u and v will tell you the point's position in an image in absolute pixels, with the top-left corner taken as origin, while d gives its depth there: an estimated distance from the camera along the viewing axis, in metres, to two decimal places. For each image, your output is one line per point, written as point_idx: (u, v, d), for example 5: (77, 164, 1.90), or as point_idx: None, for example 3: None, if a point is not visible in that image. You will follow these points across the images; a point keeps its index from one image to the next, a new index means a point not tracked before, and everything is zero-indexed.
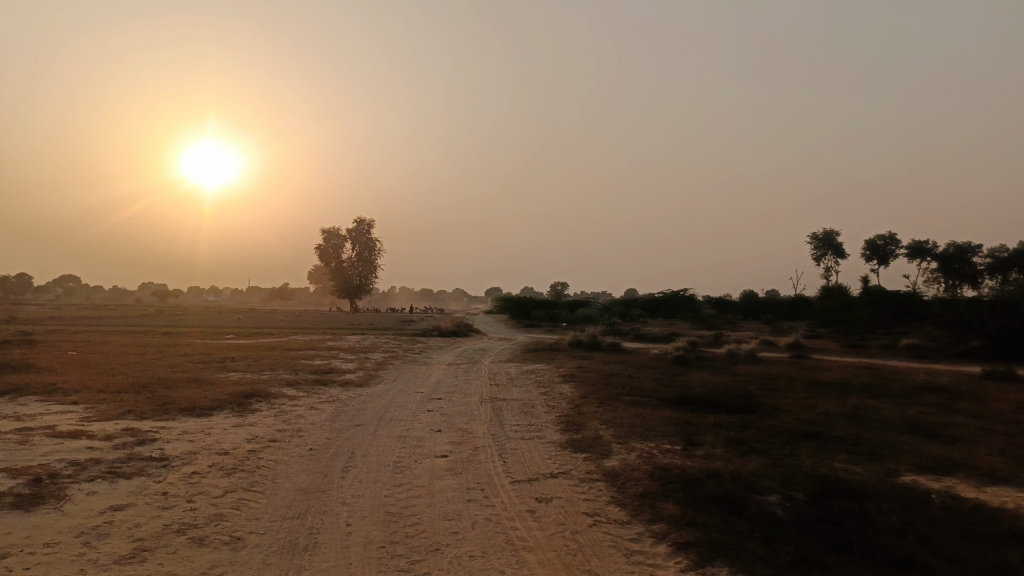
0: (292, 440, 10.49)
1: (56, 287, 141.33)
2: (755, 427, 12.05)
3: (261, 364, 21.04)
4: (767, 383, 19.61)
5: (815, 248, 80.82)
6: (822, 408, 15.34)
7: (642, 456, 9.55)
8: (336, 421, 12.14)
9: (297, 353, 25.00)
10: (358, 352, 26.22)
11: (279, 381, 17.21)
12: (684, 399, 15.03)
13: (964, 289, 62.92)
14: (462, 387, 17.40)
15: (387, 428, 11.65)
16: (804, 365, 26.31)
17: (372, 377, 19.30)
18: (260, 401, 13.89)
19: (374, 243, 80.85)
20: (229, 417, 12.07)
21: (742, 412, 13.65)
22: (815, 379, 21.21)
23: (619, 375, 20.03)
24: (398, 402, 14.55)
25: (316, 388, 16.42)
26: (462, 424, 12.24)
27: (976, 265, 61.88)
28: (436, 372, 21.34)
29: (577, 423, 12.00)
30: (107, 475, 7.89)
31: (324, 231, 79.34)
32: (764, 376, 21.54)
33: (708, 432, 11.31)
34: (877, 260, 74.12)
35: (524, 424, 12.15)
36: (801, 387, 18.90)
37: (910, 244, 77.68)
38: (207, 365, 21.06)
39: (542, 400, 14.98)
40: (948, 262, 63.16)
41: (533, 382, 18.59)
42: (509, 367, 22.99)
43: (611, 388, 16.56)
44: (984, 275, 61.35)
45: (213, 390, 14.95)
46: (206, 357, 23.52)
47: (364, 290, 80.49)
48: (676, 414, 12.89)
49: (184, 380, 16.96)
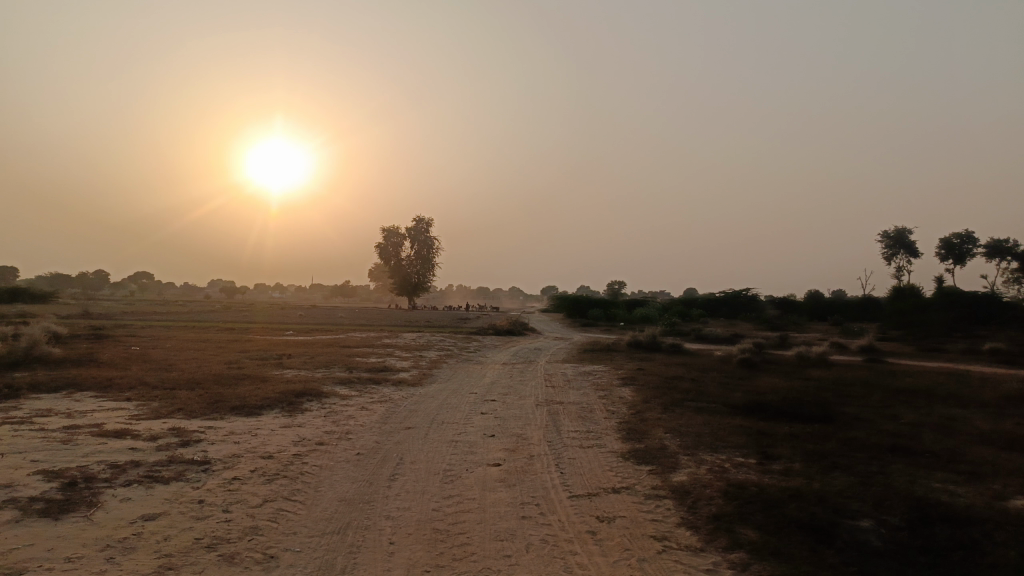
0: (339, 443, 10.02)
1: (131, 283, 147.12)
2: (835, 439, 11.06)
3: (315, 362, 20.87)
4: (843, 389, 18.34)
5: (886, 246, 77.40)
6: (907, 418, 14.13)
7: (713, 471, 8.72)
8: (387, 423, 11.65)
9: (353, 350, 24.80)
10: (413, 351, 25.90)
11: (333, 379, 16.91)
12: (754, 406, 14.06)
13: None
14: (518, 388, 16.77)
15: (438, 432, 11.09)
16: (881, 370, 24.77)
17: (427, 377, 18.84)
18: (311, 401, 13.55)
19: (432, 241, 81.07)
20: (278, 418, 11.73)
21: (819, 421, 12.60)
22: (894, 385, 19.83)
23: (682, 379, 19.08)
24: (452, 404, 14.01)
25: (369, 387, 16.06)
26: (517, 428, 11.59)
27: None
28: (491, 371, 20.78)
29: (640, 431, 11.21)
30: (144, 480, 7.53)
31: (383, 230, 80.03)
32: (839, 382, 20.24)
33: (785, 444, 10.37)
34: (953, 259, 70.46)
35: (582, 431, 11.42)
36: (880, 394, 17.61)
37: (989, 242, 73.60)
38: (264, 362, 20.99)
39: (601, 404, 14.22)
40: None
41: (591, 384, 17.83)
42: (566, 368, 22.28)
43: (676, 393, 15.67)
44: None
45: (265, 388, 14.72)
46: (263, 354, 23.52)
47: (422, 288, 80.72)
48: (747, 423, 11.97)
49: (238, 377, 16.82)
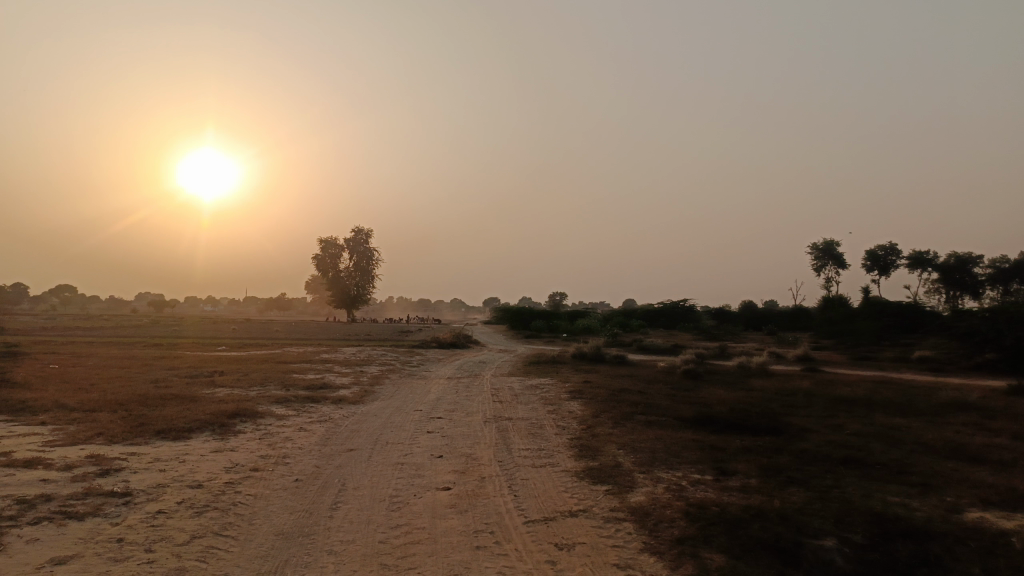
0: (276, 469, 9.37)
1: (53, 296, 140.28)
2: (786, 452, 10.99)
3: (250, 379, 19.92)
4: (786, 400, 18.49)
5: (816, 258, 79.91)
6: (852, 428, 14.26)
7: (670, 490, 8.45)
8: (327, 446, 11.02)
9: (289, 366, 23.86)
10: (353, 365, 25.13)
11: (269, 397, 16.09)
12: (704, 419, 13.95)
13: (967, 299, 62.09)
14: (464, 404, 16.28)
15: (383, 453, 10.56)
16: (819, 379, 25.23)
17: (368, 393, 18.16)
18: (245, 422, 12.78)
19: (372, 253, 79.79)
20: (209, 441, 10.97)
21: (769, 434, 12.56)
22: (833, 394, 20.13)
23: (629, 392, 18.94)
24: (396, 423, 13.44)
25: (307, 406, 15.33)
26: (465, 447, 11.14)
27: (977, 276, 61.07)
28: (435, 387, 20.21)
29: (592, 448, 10.91)
30: (55, 516, 6.79)
31: (321, 241, 78.40)
32: (781, 392, 20.45)
33: (739, 459, 10.22)
34: (878, 270, 73.22)
35: (533, 449, 11.05)
36: (822, 404, 17.82)
37: (910, 254, 76.80)
38: (195, 380, 19.94)
39: (550, 420, 13.89)
40: (949, 272, 62.31)
41: (538, 399, 17.48)
42: (512, 381, 21.87)
43: (625, 406, 15.47)
44: (985, 286, 60.51)
45: (195, 409, 13.84)
46: (194, 371, 22.38)
47: (362, 300, 79.24)
48: (699, 437, 11.80)
49: (165, 397, 15.83)
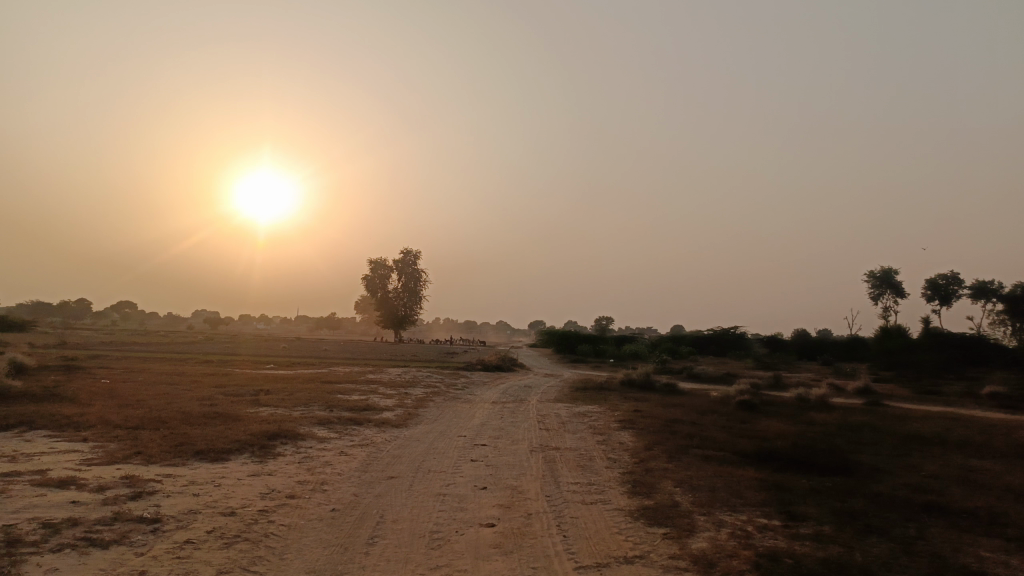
0: (313, 496, 8.92)
1: (114, 311, 144.80)
2: (859, 496, 10.11)
3: (294, 399, 19.68)
4: (851, 436, 17.39)
5: (873, 286, 77.22)
6: (927, 470, 13.21)
7: (735, 536, 7.73)
8: (367, 472, 10.56)
9: (334, 386, 23.65)
10: (398, 387, 24.76)
11: (311, 418, 15.75)
12: (765, 455, 13.09)
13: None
14: (510, 430, 15.68)
15: (424, 482, 10.04)
16: (884, 414, 23.88)
17: (412, 417, 17.71)
18: (285, 444, 12.42)
19: (420, 274, 80.01)
20: (247, 464, 10.62)
21: (838, 475, 11.66)
22: (902, 431, 18.89)
23: (682, 422, 18.08)
24: (439, 449, 12.92)
25: (350, 428, 14.94)
26: (510, 479, 10.56)
27: None
28: (480, 411, 19.66)
29: (647, 484, 10.22)
30: (78, 544, 6.42)
31: (371, 261, 79.04)
32: (845, 427, 19.31)
33: (809, 503, 9.41)
34: (939, 300, 70.30)
35: (583, 483, 10.40)
36: (891, 442, 16.69)
37: (974, 284, 73.56)
38: (239, 398, 19.81)
39: (600, 451, 13.22)
40: (1016, 304, 59.46)
41: (587, 427, 16.78)
42: (559, 408, 21.17)
43: (679, 439, 14.67)
44: None
45: (236, 429, 13.56)
46: (240, 389, 22.27)
47: (409, 321, 79.43)
48: (762, 475, 11.00)
49: (208, 416, 15.65)
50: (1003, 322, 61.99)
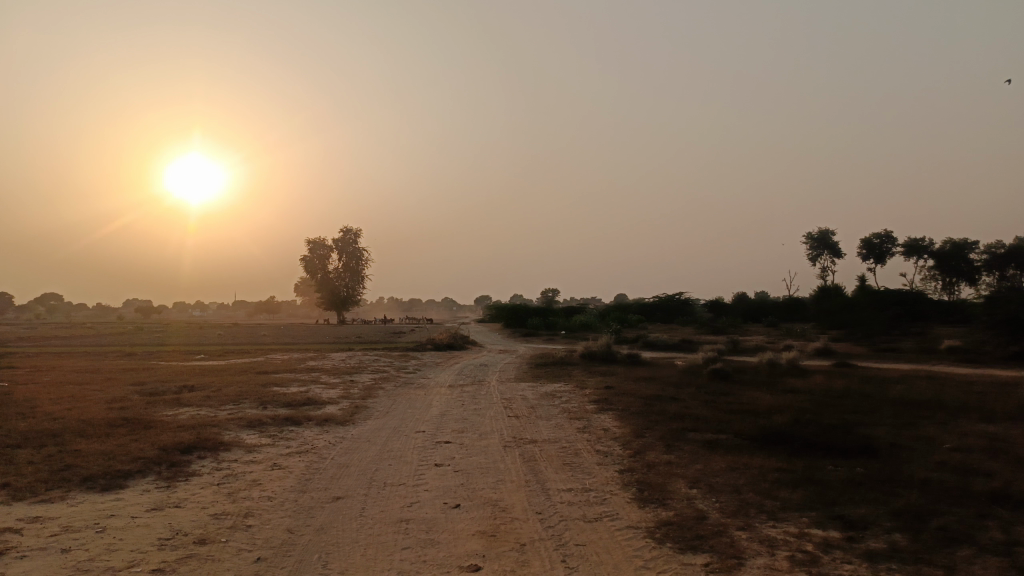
0: (231, 539, 6.67)
1: (37, 304, 136.43)
2: (907, 486, 8.43)
3: (222, 395, 17.17)
4: (844, 404, 15.90)
5: (811, 247, 77.68)
6: (949, 442, 11.72)
7: (798, 563, 5.87)
8: (305, 494, 8.33)
9: (270, 377, 21.10)
10: (342, 374, 22.39)
11: (238, 421, 13.31)
12: (772, 436, 11.38)
13: (963, 286, 61.30)
14: (474, 421, 13.59)
15: (380, 504, 7.88)
16: (858, 376, 22.76)
17: (359, 409, 15.46)
18: (203, 458, 10.06)
19: (361, 253, 76.84)
20: (148, 493, 8.24)
21: (864, 458, 10.00)
22: (891, 396, 17.49)
23: (663, 399, 16.30)
24: (394, 452, 10.74)
25: (286, 431, 12.60)
26: (488, 489, 8.50)
27: (974, 262, 59.79)
28: (438, 398, 17.51)
29: (658, 488, 8.30)
30: None
31: (309, 242, 75.47)
32: (831, 394, 17.85)
33: (858, 503, 7.65)
34: (874, 259, 71.11)
35: (578, 489, 8.42)
36: (888, 409, 15.31)
37: (905, 241, 74.59)
38: (156, 398, 17.16)
39: (585, 442, 11.26)
40: (944, 260, 61.02)
41: (560, 411, 14.82)
42: (523, 390, 19.15)
43: (669, 420, 12.88)
44: (982, 273, 59.20)
45: (144, 441, 11.11)
46: (160, 387, 19.49)
47: (352, 302, 76.47)
48: (785, 466, 9.25)
49: (113, 423, 13.09)
50: (934, 277, 63.12)
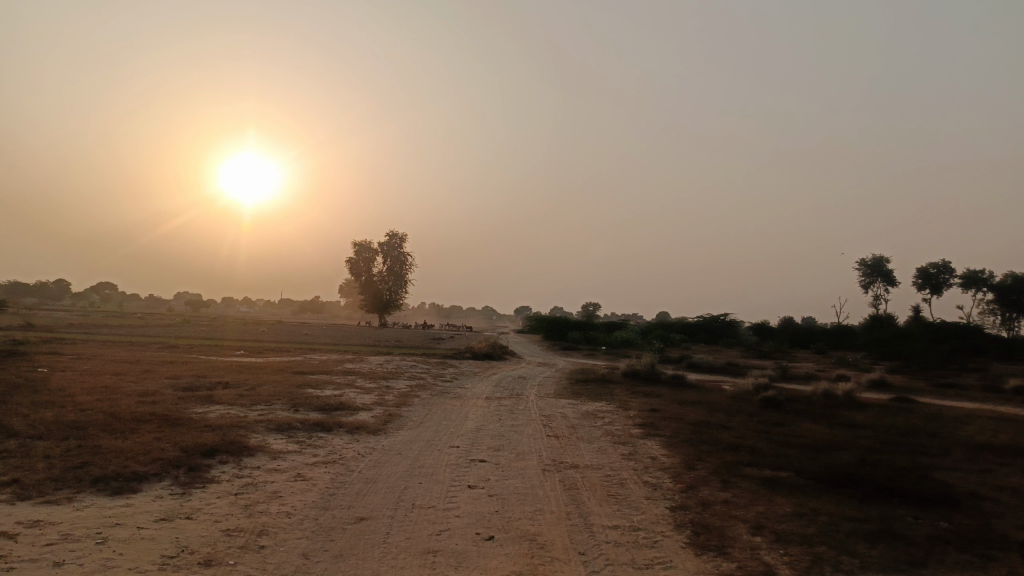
0: (240, 563, 6.01)
1: (92, 292, 140.44)
2: (1003, 549, 7.36)
3: (254, 395, 16.69)
4: (912, 443, 14.67)
5: (863, 274, 75.11)
6: None
7: None
8: (326, 512, 7.65)
9: (305, 379, 20.64)
10: (378, 379, 21.81)
11: (267, 423, 12.77)
12: (838, 476, 10.35)
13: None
14: (512, 439, 12.81)
15: (405, 530, 7.12)
16: (920, 413, 21.32)
17: (392, 418, 14.82)
18: (225, 464, 9.49)
19: (406, 257, 76.86)
20: (158, 501, 7.64)
21: (946, 510, 8.93)
22: (960, 437, 16.12)
23: (713, 427, 15.28)
24: (425, 468, 10.01)
25: (314, 437, 12.00)
26: (525, 521, 7.68)
27: None
28: (474, 411, 16.78)
29: (717, 532, 7.40)
30: None
31: (355, 244, 75.83)
32: (895, 431, 16.58)
33: (949, 566, 6.66)
34: (930, 289, 68.33)
35: (626, 527, 7.57)
36: (960, 451, 14.04)
37: (964, 273, 71.55)
38: (188, 394, 16.79)
39: (631, 471, 10.39)
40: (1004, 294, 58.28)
41: (603, 433, 13.94)
42: (563, 407, 18.29)
43: (722, 452, 11.92)
44: None
45: (167, 441, 10.60)
46: (194, 383, 19.16)
47: (394, 305, 76.50)
48: (858, 515, 8.24)
49: (139, 419, 12.64)
50: (992, 311, 60.24)
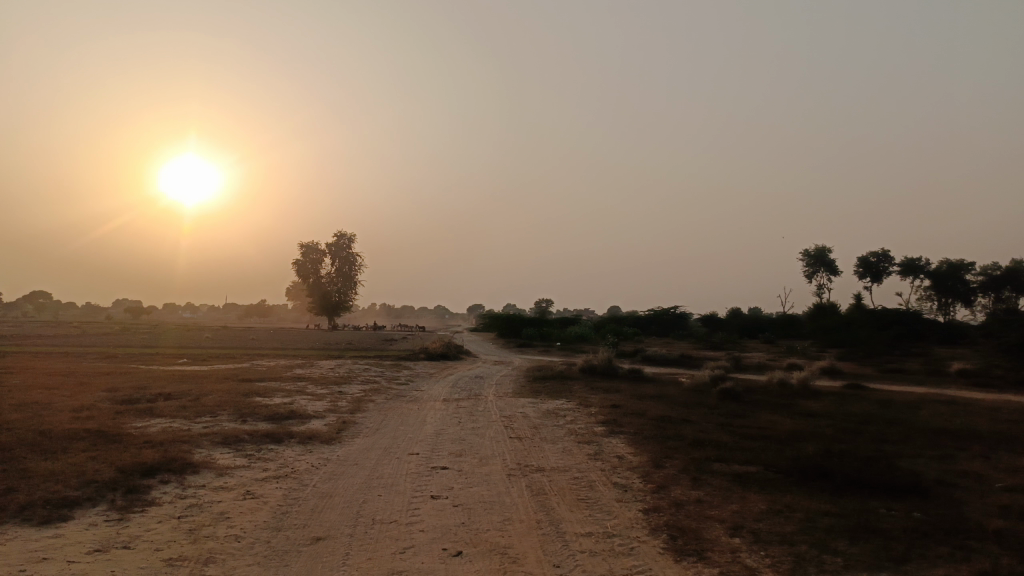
0: None
1: (27, 302, 135.03)
2: (981, 539, 7.24)
3: (199, 406, 15.85)
4: (872, 431, 14.73)
5: (807, 265, 76.81)
6: (998, 479, 10.57)
7: None
8: (281, 533, 7.09)
9: (254, 387, 19.80)
10: (331, 385, 21.08)
11: (213, 436, 12.05)
12: (806, 469, 10.21)
13: (959, 307, 60.43)
14: (474, 443, 12.38)
15: (366, 550, 6.62)
16: (874, 400, 21.60)
17: (347, 425, 14.22)
18: (168, 484, 8.81)
19: (355, 258, 75.59)
20: (90, 529, 6.95)
21: (917, 500, 8.84)
22: (916, 423, 16.29)
23: (676, 421, 15.09)
24: (384, 479, 9.50)
25: (265, 450, 11.34)
26: (493, 532, 7.25)
27: (970, 283, 59.05)
28: (433, 414, 16.26)
29: (694, 534, 7.11)
30: None
31: (302, 245, 74.27)
32: (853, 419, 16.66)
33: (931, 560, 6.48)
34: (871, 278, 70.25)
35: (600, 534, 7.21)
36: (919, 438, 14.14)
37: (901, 261, 73.79)
38: (127, 407, 15.86)
39: (600, 472, 10.05)
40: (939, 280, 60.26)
41: (567, 433, 13.60)
42: (523, 406, 17.90)
43: (688, 448, 11.70)
44: (978, 294, 58.50)
45: (103, 460, 9.83)
46: (135, 395, 18.18)
47: (344, 307, 75.16)
48: (834, 510, 8.06)
49: (73, 437, 11.78)
50: (930, 298, 62.22)
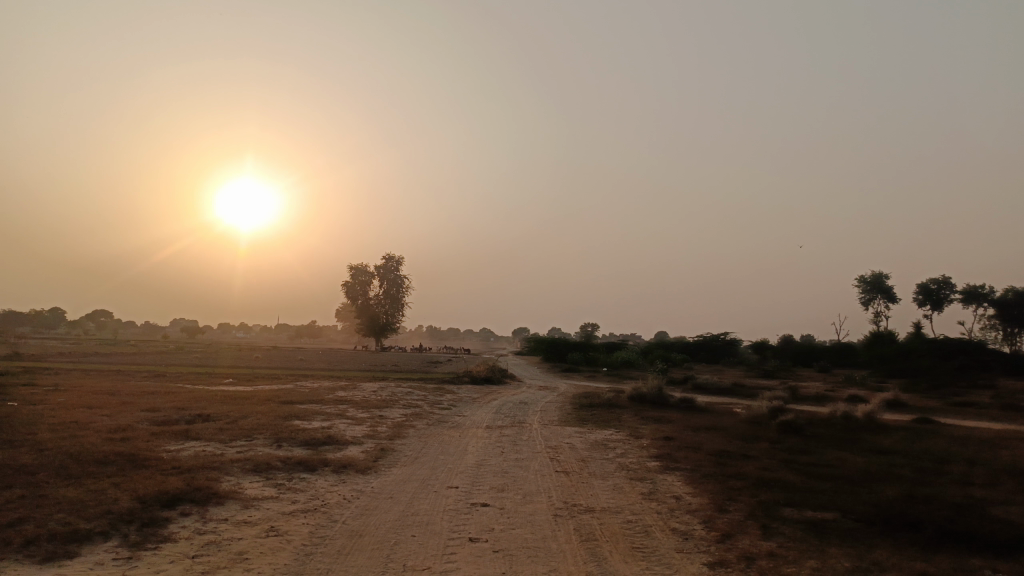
0: None
1: (89, 321, 139.24)
2: None
3: (236, 429, 15.34)
4: (954, 472, 13.39)
5: (862, 291, 74.03)
6: None
7: None
8: None
9: (294, 409, 19.26)
10: (371, 408, 20.46)
11: (244, 463, 11.46)
12: (889, 517, 9.08)
13: None
14: (517, 477, 11.51)
15: None
16: (948, 436, 20.01)
17: (385, 453, 13.50)
18: (188, 517, 8.17)
19: (402, 280, 75.65)
20: (92, 571, 6.30)
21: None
22: (1001, 464, 14.82)
23: (736, 457, 13.95)
24: (419, 517, 8.72)
25: (296, 479, 10.68)
26: None
27: None
28: (475, 442, 15.46)
29: None
30: None
31: (351, 267, 74.70)
32: (930, 458, 15.27)
33: None
34: (930, 305, 67.25)
35: None
36: (1009, 480, 12.75)
37: (963, 288, 70.57)
38: (163, 429, 15.43)
39: (656, 515, 9.08)
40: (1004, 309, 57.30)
41: (617, 467, 12.63)
42: (570, 436, 16.93)
43: (752, 489, 10.63)
44: None
45: (125, 488, 9.28)
46: (173, 416, 17.80)
47: (390, 329, 75.11)
48: (931, 570, 6.98)
49: (102, 461, 11.30)
50: (994, 327, 59.15)
